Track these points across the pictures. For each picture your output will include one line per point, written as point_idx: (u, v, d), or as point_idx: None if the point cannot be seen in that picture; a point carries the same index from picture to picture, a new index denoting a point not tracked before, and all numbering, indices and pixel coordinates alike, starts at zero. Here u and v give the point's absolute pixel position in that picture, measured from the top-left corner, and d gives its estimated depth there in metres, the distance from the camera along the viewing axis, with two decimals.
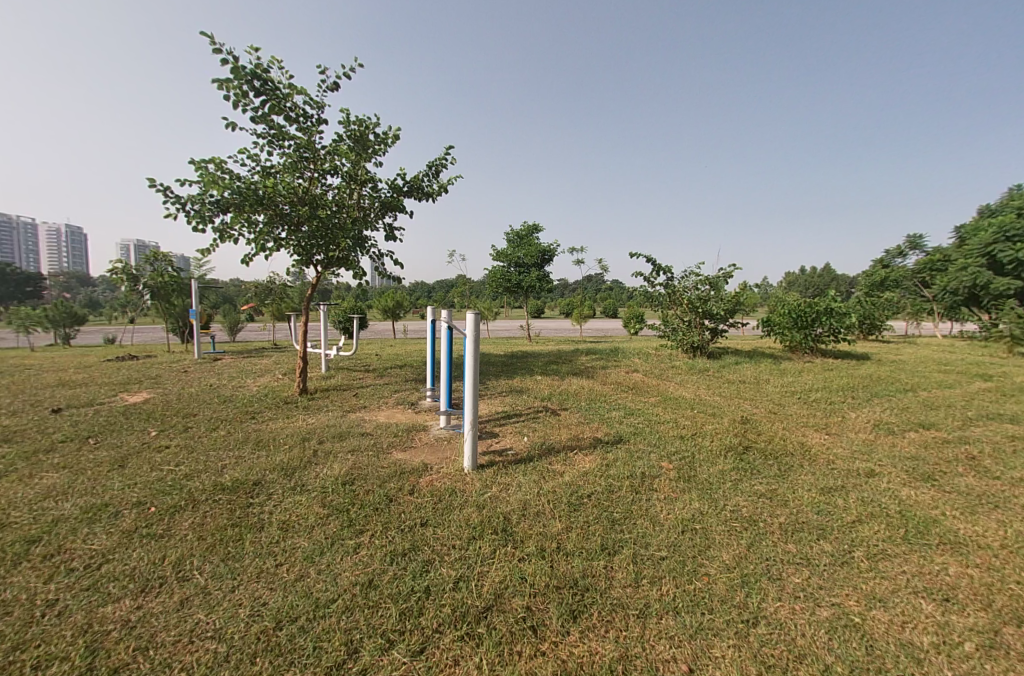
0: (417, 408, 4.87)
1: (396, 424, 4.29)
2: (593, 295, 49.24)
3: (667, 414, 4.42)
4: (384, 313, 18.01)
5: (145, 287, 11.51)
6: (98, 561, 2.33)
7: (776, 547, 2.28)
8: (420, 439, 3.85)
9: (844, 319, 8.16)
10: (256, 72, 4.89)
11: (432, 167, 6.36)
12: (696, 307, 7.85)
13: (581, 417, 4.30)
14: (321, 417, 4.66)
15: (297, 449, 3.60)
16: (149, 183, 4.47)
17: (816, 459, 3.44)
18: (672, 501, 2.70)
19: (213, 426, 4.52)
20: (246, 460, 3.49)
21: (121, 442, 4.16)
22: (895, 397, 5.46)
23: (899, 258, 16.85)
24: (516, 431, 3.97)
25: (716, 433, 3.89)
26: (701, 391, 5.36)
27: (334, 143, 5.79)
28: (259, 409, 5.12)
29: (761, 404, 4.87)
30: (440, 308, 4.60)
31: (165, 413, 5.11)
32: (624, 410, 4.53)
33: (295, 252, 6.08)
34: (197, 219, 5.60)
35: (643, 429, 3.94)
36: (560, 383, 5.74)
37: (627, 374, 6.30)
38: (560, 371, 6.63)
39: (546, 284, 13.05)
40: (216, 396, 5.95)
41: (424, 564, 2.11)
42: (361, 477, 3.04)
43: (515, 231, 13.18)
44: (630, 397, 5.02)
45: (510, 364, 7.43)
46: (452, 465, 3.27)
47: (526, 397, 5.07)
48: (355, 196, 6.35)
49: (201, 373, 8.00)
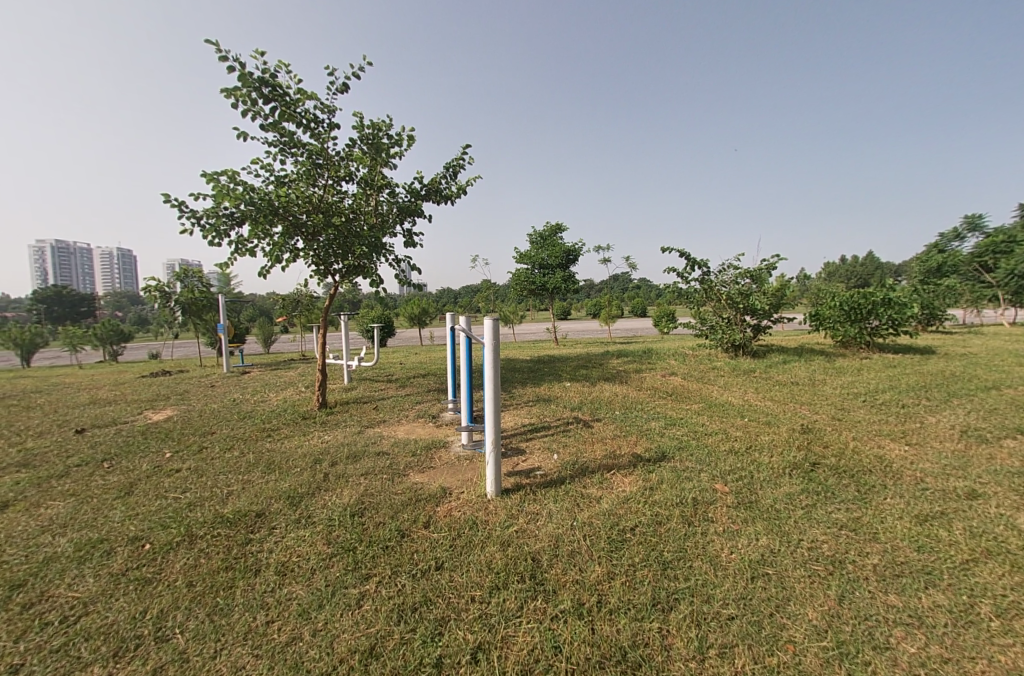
0: (439, 421, 4.55)
1: (416, 441, 3.96)
2: (622, 294, 48.24)
3: (715, 423, 3.93)
4: (410, 320, 17.88)
5: (176, 302, 11.66)
6: (76, 613, 2.04)
7: (874, 604, 1.84)
8: (439, 459, 3.51)
9: (904, 311, 7.36)
10: (264, 78, 4.69)
11: (451, 168, 6.07)
12: (737, 302, 7.27)
13: (618, 429, 3.87)
14: (338, 434, 4.37)
15: (308, 472, 3.29)
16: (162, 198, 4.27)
17: (902, 479, 2.95)
18: (734, 537, 2.29)
19: (227, 446, 4.28)
20: (253, 485, 3.18)
21: (134, 465, 3.96)
22: (978, 398, 4.81)
23: (955, 241, 15.59)
24: (545, 447, 3.58)
25: (775, 447, 3.40)
26: (751, 395, 4.83)
27: (348, 148, 5.57)
28: (277, 425, 4.90)
29: (822, 410, 4.32)
30: (460, 314, 4.26)
31: (184, 432, 4.94)
32: (665, 419, 4.07)
33: (313, 262, 5.90)
34: (213, 233, 5.45)
35: (690, 442, 3.48)
36: (593, 390, 5.31)
37: (665, 377, 5.83)
38: (592, 376, 6.19)
39: (572, 285, 12.62)
40: (236, 412, 5.78)
41: (437, 625, 1.76)
42: (373, 506, 2.70)
43: (538, 231, 12.83)
44: (671, 404, 4.55)
45: (538, 369, 7.06)
46: (474, 489, 2.91)
47: (555, 407, 4.67)
48: (372, 202, 6.12)
49: (227, 387, 7.90)
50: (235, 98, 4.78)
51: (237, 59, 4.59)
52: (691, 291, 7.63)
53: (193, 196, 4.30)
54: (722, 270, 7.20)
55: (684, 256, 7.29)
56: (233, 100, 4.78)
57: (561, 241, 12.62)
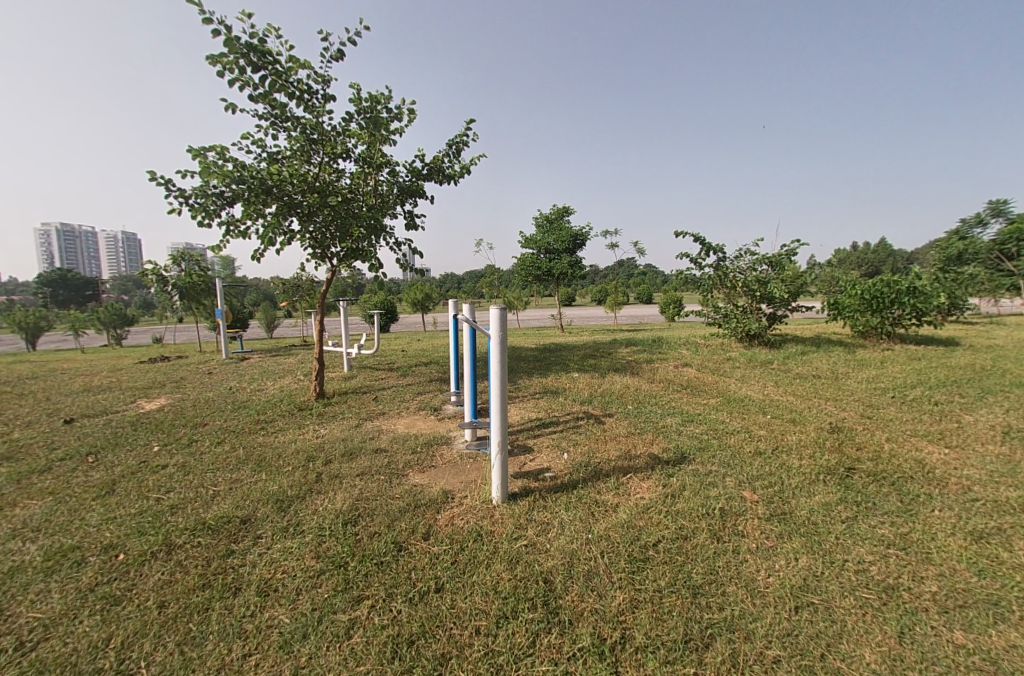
0: (441, 415, 4.30)
1: (416, 436, 3.72)
2: (628, 280, 47.68)
3: (737, 421, 3.67)
4: (414, 305, 17.59)
5: (174, 287, 11.40)
6: (34, 638, 1.81)
7: (939, 644, 1.64)
8: (440, 457, 3.27)
9: (929, 300, 7.04)
10: (252, 44, 4.36)
11: (454, 145, 5.74)
12: (753, 290, 6.95)
13: (632, 426, 3.61)
14: (335, 428, 4.14)
15: (299, 471, 3.06)
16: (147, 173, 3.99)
17: (948, 489, 2.72)
18: (771, 556, 2.06)
19: (218, 440, 4.06)
20: (240, 486, 2.96)
21: (119, 461, 3.74)
22: (1014, 395, 4.52)
23: (977, 227, 15.09)
24: (554, 445, 3.33)
25: (805, 449, 3.14)
26: (771, 390, 4.55)
27: (345, 123, 5.25)
28: (273, 417, 4.67)
29: (850, 407, 4.04)
30: (463, 302, 3.99)
31: (175, 424, 4.73)
32: (682, 416, 3.81)
33: (310, 244, 5.62)
34: (202, 213, 5.17)
35: (710, 442, 3.22)
36: (603, 382, 5.04)
37: (678, 368, 5.56)
38: (601, 367, 5.92)
39: (578, 271, 12.30)
40: (231, 402, 5.55)
41: (437, 664, 1.54)
42: (368, 512, 2.47)
43: (544, 214, 12.45)
44: (687, 399, 4.28)
45: (545, 359, 6.81)
46: (478, 493, 2.67)
47: (563, 400, 4.41)
48: (371, 182, 5.82)
49: (224, 375, 7.68)
50: (222, 66, 4.45)
51: (223, 23, 4.26)
52: (704, 277, 7.31)
53: (179, 173, 4.03)
54: (738, 256, 6.86)
55: (699, 241, 6.95)
56: (219, 68, 4.46)
57: (567, 225, 12.25)
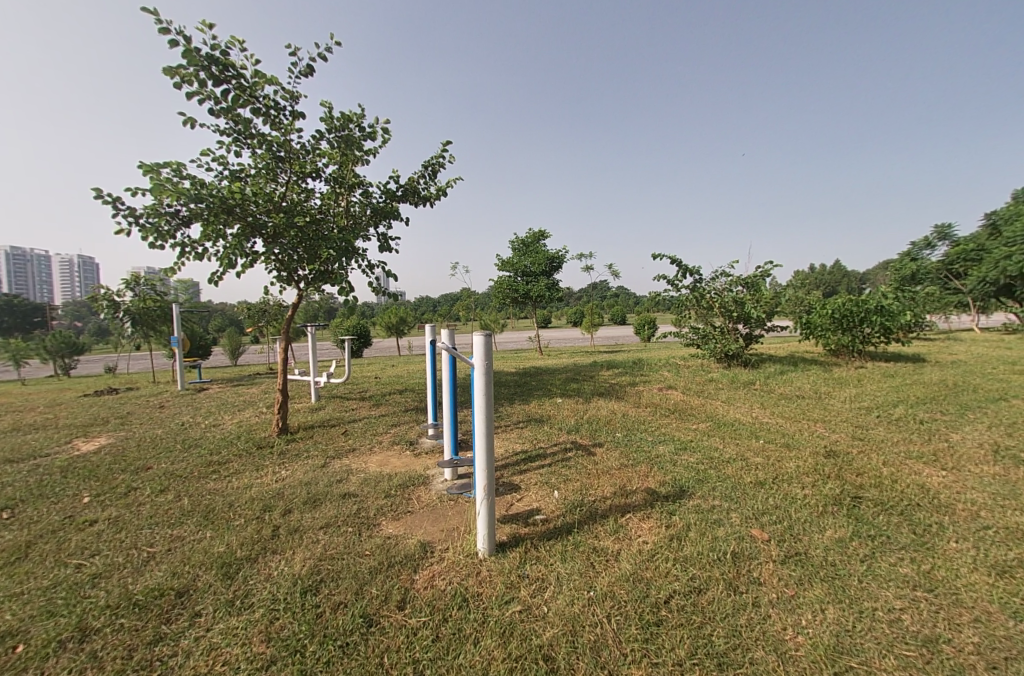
0: (416, 450, 3.96)
1: (389, 476, 3.37)
2: (600, 301, 48.22)
3: (732, 448, 3.47)
4: (386, 330, 17.09)
5: (126, 313, 10.63)
6: None
7: None
8: (417, 500, 2.95)
9: (896, 318, 7.17)
10: (214, 56, 4.08)
11: (429, 167, 5.55)
12: (730, 310, 6.95)
13: (623, 457, 3.36)
14: (298, 468, 3.74)
15: (252, 525, 2.69)
16: (93, 192, 3.63)
17: (958, 517, 2.57)
18: (794, 609, 1.83)
19: (162, 488, 3.61)
20: (180, 547, 2.60)
21: (40, 518, 3.26)
22: (993, 411, 4.51)
23: (927, 250, 15.88)
24: (543, 481, 3.06)
25: (806, 478, 2.96)
26: (760, 412, 4.41)
27: (315, 142, 4.99)
28: (227, 457, 4.25)
29: (840, 429, 3.92)
30: (440, 327, 3.72)
31: (113, 469, 4.23)
32: (675, 443, 3.60)
33: (275, 267, 5.27)
34: (154, 234, 4.76)
35: (708, 473, 3.00)
36: (587, 408, 4.81)
37: (662, 391, 5.40)
38: (583, 391, 5.69)
39: (554, 293, 12.21)
40: (181, 441, 5.06)
41: None
42: (333, 579, 2.13)
43: (519, 237, 12.39)
44: (677, 424, 4.09)
45: (524, 383, 6.55)
46: (462, 545, 2.37)
47: (548, 429, 4.15)
48: (343, 203, 5.55)
49: (177, 408, 7.11)
50: (179, 78, 4.14)
51: (181, 33, 3.97)
52: (682, 298, 7.27)
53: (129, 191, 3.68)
54: (715, 278, 6.87)
55: (676, 263, 6.93)
56: (176, 80, 4.14)
57: (542, 249, 12.21)
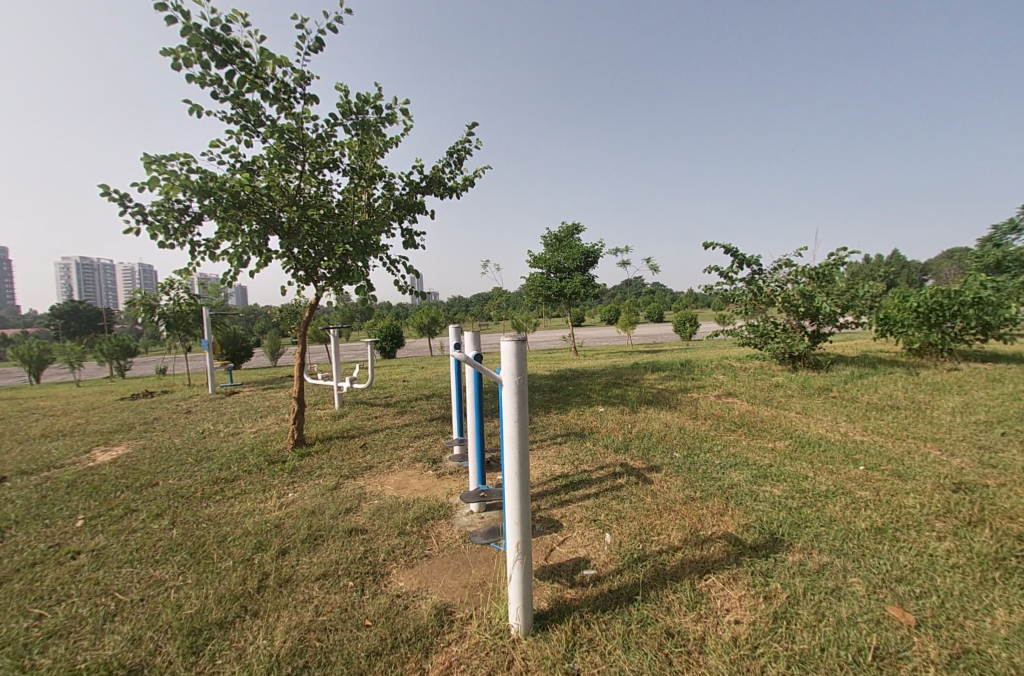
0: (439, 471, 3.43)
1: (406, 505, 2.86)
2: (636, 298, 46.85)
3: (829, 479, 2.75)
4: (418, 330, 16.81)
5: (162, 316, 10.63)
6: None
7: None
8: (437, 542, 2.41)
9: (998, 312, 6.12)
10: (214, 32, 3.68)
11: (455, 154, 5.04)
12: (796, 305, 6.13)
13: (689, 486, 2.72)
14: (307, 490, 3.28)
15: (238, 573, 2.24)
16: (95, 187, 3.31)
17: None
18: None
19: (159, 512, 3.23)
20: (153, 599, 2.18)
21: (26, 547, 2.94)
22: None
23: (1012, 234, 14.20)
24: (591, 518, 2.45)
25: (940, 526, 2.24)
26: (850, 428, 3.63)
27: (331, 130, 4.55)
28: (237, 473, 3.87)
29: (962, 453, 3.13)
30: (464, 329, 3.16)
31: (118, 485, 3.92)
32: (751, 469, 2.92)
33: (292, 267, 4.88)
34: (163, 232, 4.45)
35: (806, 514, 2.33)
36: (636, 419, 4.16)
37: (721, 399, 4.69)
38: (629, 399, 5.02)
39: (591, 290, 11.53)
40: (194, 452, 4.75)
41: None
42: (319, 666, 1.63)
43: (552, 231, 11.80)
44: (749, 443, 3.38)
45: (562, 388, 5.94)
46: (490, 617, 1.80)
47: (592, 446, 3.55)
48: (364, 197, 5.11)
49: (203, 414, 6.91)
50: (179, 60, 3.76)
51: (179, 8, 3.59)
52: (737, 292, 6.52)
53: (133, 187, 3.37)
54: (777, 269, 6.07)
55: (730, 253, 6.17)
56: (176, 61, 3.76)
57: (577, 243, 11.55)
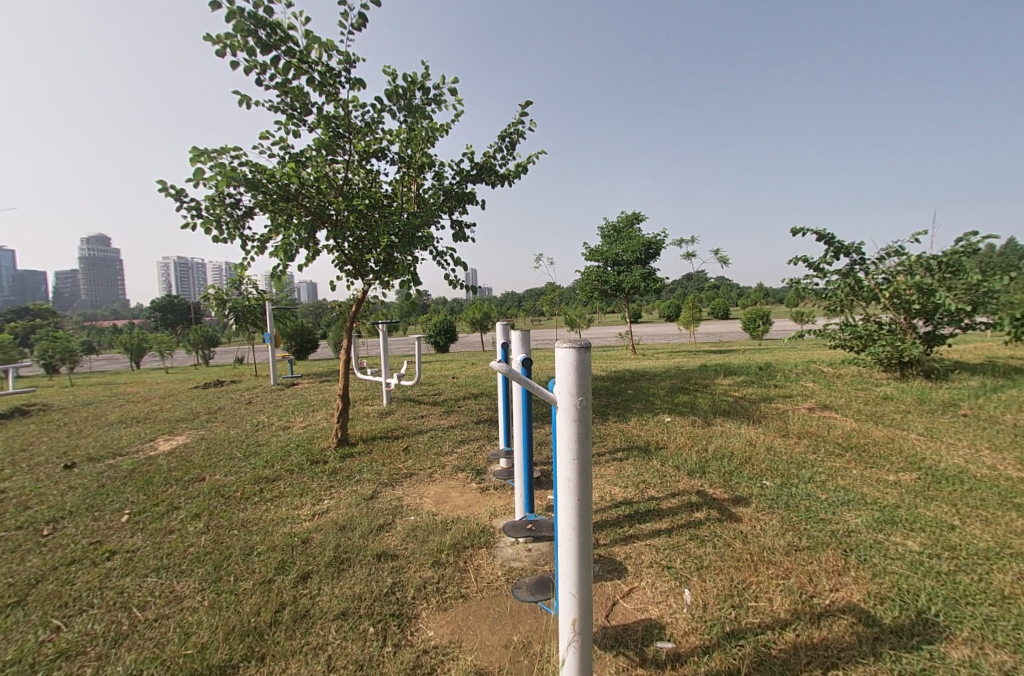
0: (484, 485, 3.06)
1: (444, 526, 2.51)
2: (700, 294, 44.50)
3: (985, 532, 2.09)
4: (472, 324, 16.73)
5: (232, 310, 11.07)
6: None
7: None
8: (476, 580, 2.03)
9: None
10: (258, 14, 3.50)
11: (508, 138, 4.65)
12: (908, 301, 5.19)
13: (789, 530, 2.16)
14: (343, 499, 3.03)
15: (254, 601, 1.98)
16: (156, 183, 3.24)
17: None
18: None
19: (197, 512, 3.10)
20: (164, 622, 1.96)
21: (70, 542, 2.89)
22: None
23: None
24: (664, 566, 1.97)
25: None
26: (996, 460, 2.87)
27: (378, 116, 4.31)
28: (278, 473, 3.71)
29: None
30: (513, 328, 2.74)
31: (168, 479, 3.89)
32: (871, 510, 2.30)
33: (342, 261, 4.71)
34: (216, 226, 4.39)
35: (967, 588, 1.72)
36: (710, 434, 3.58)
37: (814, 413, 3.98)
38: (701, 408, 4.42)
39: (652, 284, 10.78)
40: (244, 446, 4.69)
41: None
42: None
43: (612, 222, 11.18)
44: (860, 473, 2.74)
45: (623, 393, 5.41)
46: None
47: (660, 466, 3.03)
48: (413, 187, 4.86)
49: (261, 406, 7.00)
50: (225, 47, 3.62)
51: None
52: (830, 286, 5.66)
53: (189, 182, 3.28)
54: (884, 259, 5.17)
55: (824, 240, 5.34)
56: (222, 49, 3.63)
57: (638, 234, 10.84)
